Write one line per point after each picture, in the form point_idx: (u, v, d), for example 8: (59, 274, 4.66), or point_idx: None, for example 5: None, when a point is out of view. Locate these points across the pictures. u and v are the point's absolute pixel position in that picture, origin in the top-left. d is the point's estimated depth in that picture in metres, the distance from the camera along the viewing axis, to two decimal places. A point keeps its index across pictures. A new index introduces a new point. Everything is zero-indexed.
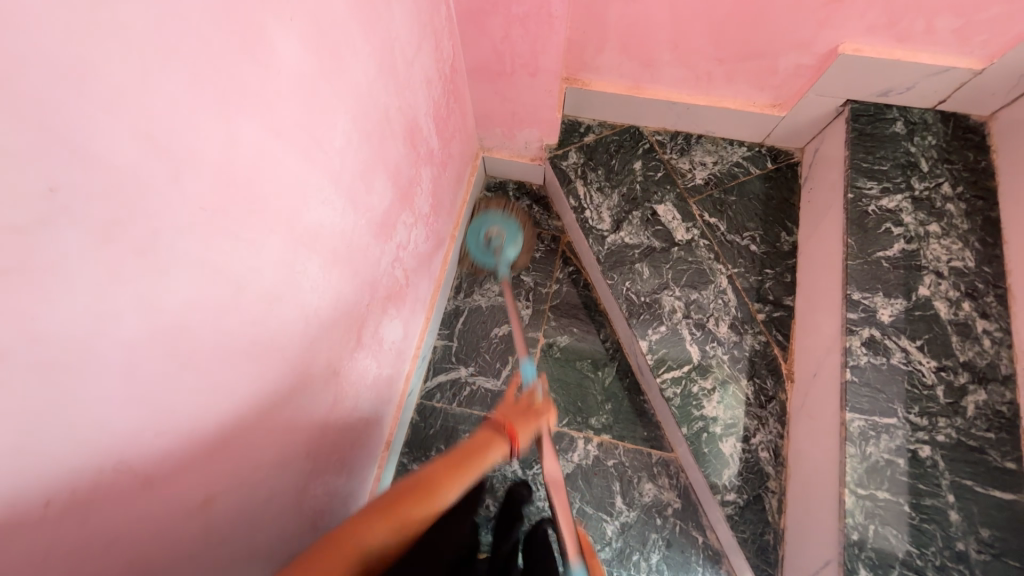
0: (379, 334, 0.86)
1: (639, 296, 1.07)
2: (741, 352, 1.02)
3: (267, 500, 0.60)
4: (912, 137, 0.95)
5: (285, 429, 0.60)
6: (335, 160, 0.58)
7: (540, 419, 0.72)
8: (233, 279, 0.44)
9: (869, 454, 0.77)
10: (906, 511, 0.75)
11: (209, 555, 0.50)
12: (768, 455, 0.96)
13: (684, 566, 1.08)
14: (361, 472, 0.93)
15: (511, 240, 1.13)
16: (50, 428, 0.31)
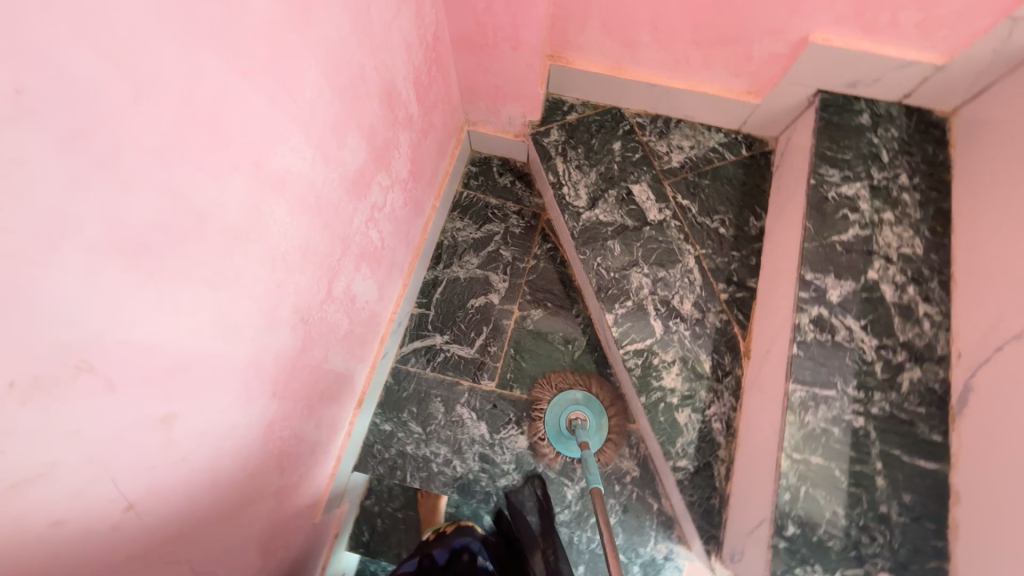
0: (351, 291, 0.89)
1: (609, 272, 1.11)
2: (702, 328, 1.07)
3: (233, 432, 0.64)
4: (877, 128, 0.99)
5: (250, 364, 0.63)
6: (305, 111, 0.60)
7: None
8: (197, 209, 0.47)
9: (806, 422, 0.82)
10: (837, 476, 0.80)
11: (171, 469, 0.54)
12: (720, 426, 1.01)
13: (638, 529, 1.14)
14: (330, 424, 0.97)
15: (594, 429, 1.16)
16: (11, 319, 0.34)
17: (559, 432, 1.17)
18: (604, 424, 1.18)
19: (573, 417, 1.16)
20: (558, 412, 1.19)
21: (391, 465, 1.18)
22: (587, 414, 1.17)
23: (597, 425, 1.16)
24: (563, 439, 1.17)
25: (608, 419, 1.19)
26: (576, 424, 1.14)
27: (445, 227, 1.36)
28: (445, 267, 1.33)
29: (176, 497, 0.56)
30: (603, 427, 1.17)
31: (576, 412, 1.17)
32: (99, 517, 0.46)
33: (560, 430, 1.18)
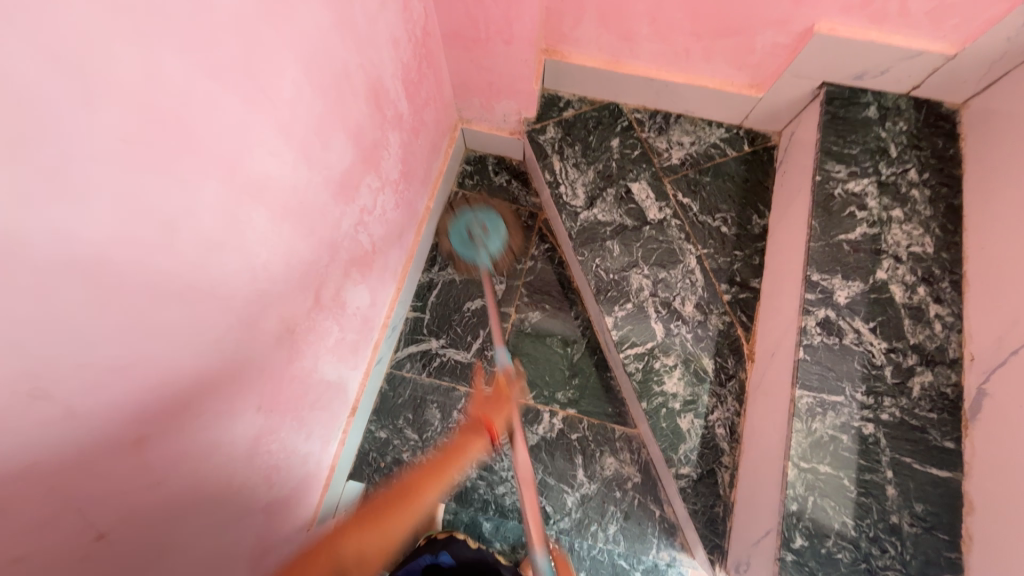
0: (341, 298, 0.86)
1: (608, 273, 1.08)
2: (704, 331, 1.04)
3: (214, 450, 0.61)
4: (884, 122, 0.95)
5: (231, 380, 0.61)
6: (284, 112, 0.57)
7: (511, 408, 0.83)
8: (166, 219, 0.44)
9: (814, 430, 0.80)
10: (846, 485, 0.77)
11: (146, 493, 0.51)
12: (724, 432, 0.98)
13: (640, 537, 1.11)
14: (321, 434, 0.94)
15: (494, 233, 1.15)
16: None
17: (461, 239, 1.13)
18: (504, 231, 1.17)
19: (473, 226, 1.13)
20: (458, 223, 1.15)
21: (387, 473, 1.16)
22: (485, 222, 1.15)
23: (495, 232, 1.14)
24: (464, 247, 1.14)
25: (502, 223, 1.17)
26: (476, 234, 1.12)
27: (439, 228, 1.33)
28: (440, 269, 1.30)
29: (152, 522, 0.53)
30: (502, 230, 1.16)
31: (473, 220, 1.13)
32: (65, 550, 0.43)
33: (462, 241, 1.15)
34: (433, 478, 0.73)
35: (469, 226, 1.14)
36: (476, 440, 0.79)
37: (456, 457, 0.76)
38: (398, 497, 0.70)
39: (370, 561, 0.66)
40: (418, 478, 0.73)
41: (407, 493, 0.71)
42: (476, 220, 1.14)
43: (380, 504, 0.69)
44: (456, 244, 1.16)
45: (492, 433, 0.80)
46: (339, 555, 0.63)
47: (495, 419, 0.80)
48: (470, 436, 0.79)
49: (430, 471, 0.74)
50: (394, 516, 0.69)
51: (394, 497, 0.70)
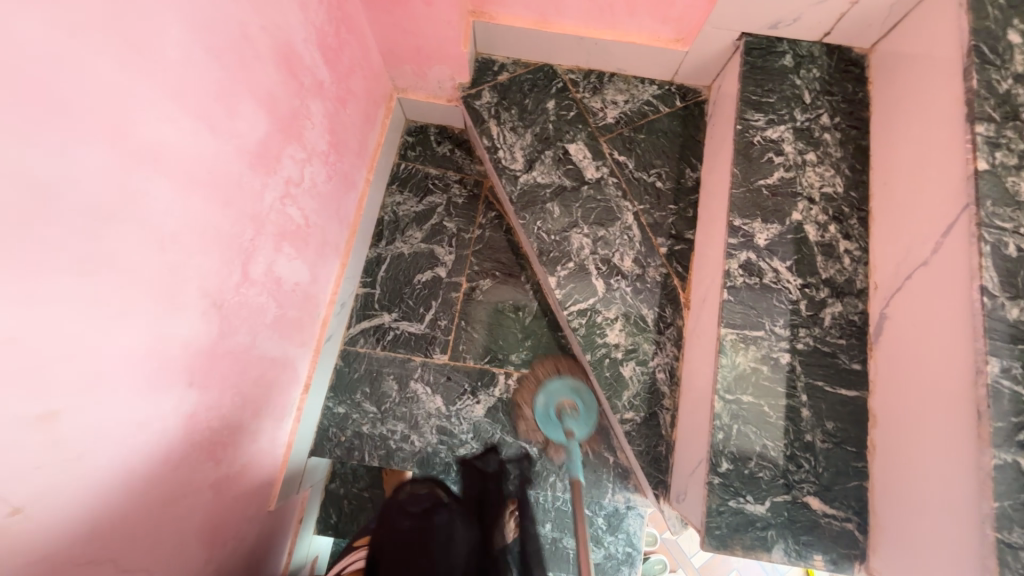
0: (275, 273, 0.85)
1: (550, 234, 1.10)
2: (643, 284, 1.08)
3: (139, 427, 0.61)
4: (799, 70, 0.99)
5: (150, 355, 0.60)
6: (172, 74, 0.55)
7: None
8: (41, 187, 0.43)
9: (737, 363, 0.85)
10: (766, 411, 0.83)
11: (67, 467, 0.51)
12: (664, 377, 1.04)
13: (597, 483, 1.19)
14: (270, 410, 0.94)
15: (582, 423, 1.07)
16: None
17: (545, 415, 1.10)
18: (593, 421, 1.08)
19: (562, 406, 1.08)
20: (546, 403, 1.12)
21: (348, 446, 1.18)
22: (577, 402, 1.09)
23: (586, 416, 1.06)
24: (549, 422, 1.09)
25: (592, 395, 1.11)
26: (565, 413, 1.07)
27: (385, 202, 1.31)
28: (388, 244, 1.29)
29: (77, 498, 0.53)
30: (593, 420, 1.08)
31: (566, 401, 1.09)
32: None
33: (548, 416, 1.11)
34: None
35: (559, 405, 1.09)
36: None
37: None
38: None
39: None
40: None
41: None
42: (568, 396, 1.09)
43: None
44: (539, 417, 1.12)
45: None
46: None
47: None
48: None
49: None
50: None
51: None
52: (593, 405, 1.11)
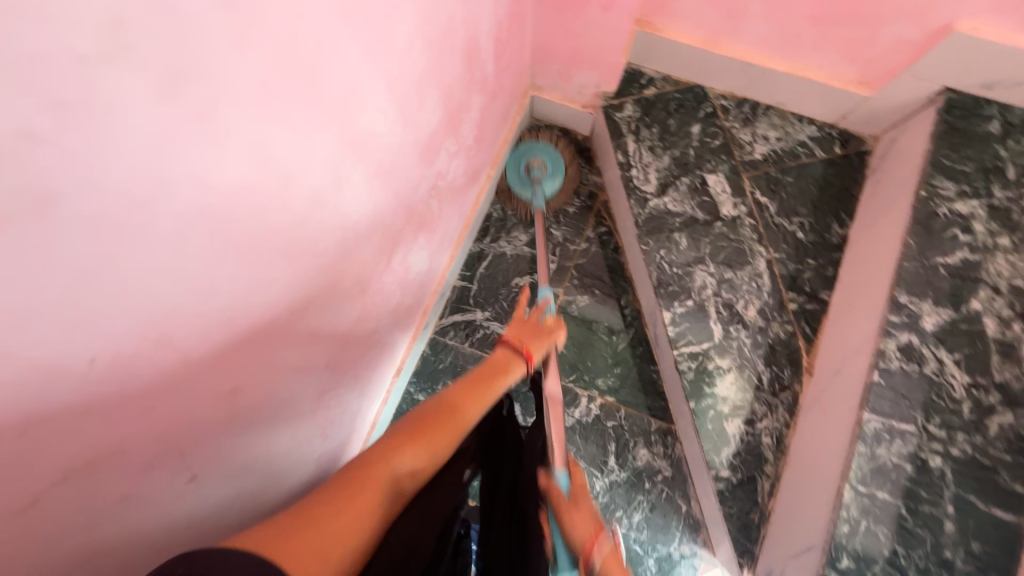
0: (407, 262, 0.85)
1: (672, 266, 1.05)
2: (764, 338, 1.00)
3: (286, 403, 0.61)
4: (1006, 140, 0.87)
5: (311, 337, 0.60)
6: (394, 63, 0.54)
7: (548, 338, 0.80)
8: (284, 172, 0.42)
9: (877, 455, 0.77)
10: (901, 514, 0.76)
11: (233, 438, 0.52)
12: (770, 442, 0.97)
13: (664, 529, 1.13)
14: (371, 391, 0.96)
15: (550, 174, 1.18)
16: (88, 293, 0.29)
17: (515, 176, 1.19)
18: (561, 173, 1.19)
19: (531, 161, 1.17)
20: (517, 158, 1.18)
21: None
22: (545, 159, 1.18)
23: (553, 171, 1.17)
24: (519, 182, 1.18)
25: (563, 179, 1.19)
26: (533, 172, 1.17)
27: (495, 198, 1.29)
28: (492, 241, 1.27)
29: (234, 466, 0.54)
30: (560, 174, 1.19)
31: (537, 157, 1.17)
32: (166, 486, 0.44)
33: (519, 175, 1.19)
34: (475, 392, 0.65)
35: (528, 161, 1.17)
36: (511, 358, 0.73)
37: (498, 376, 0.69)
38: (446, 411, 0.59)
39: (427, 475, 0.54)
40: (456, 392, 0.63)
41: (448, 405, 0.60)
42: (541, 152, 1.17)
43: (436, 416, 0.58)
44: (513, 183, 1.20)
45: (530, 358, 0.75)
46: (398, 470, 0.51)
47: (531, 346, 0.76)
48: (505, 354, 0.74)
49: (470, 387, 0.65)
50: (447, 429, 0.58)
51: (436, 413, 0.59)
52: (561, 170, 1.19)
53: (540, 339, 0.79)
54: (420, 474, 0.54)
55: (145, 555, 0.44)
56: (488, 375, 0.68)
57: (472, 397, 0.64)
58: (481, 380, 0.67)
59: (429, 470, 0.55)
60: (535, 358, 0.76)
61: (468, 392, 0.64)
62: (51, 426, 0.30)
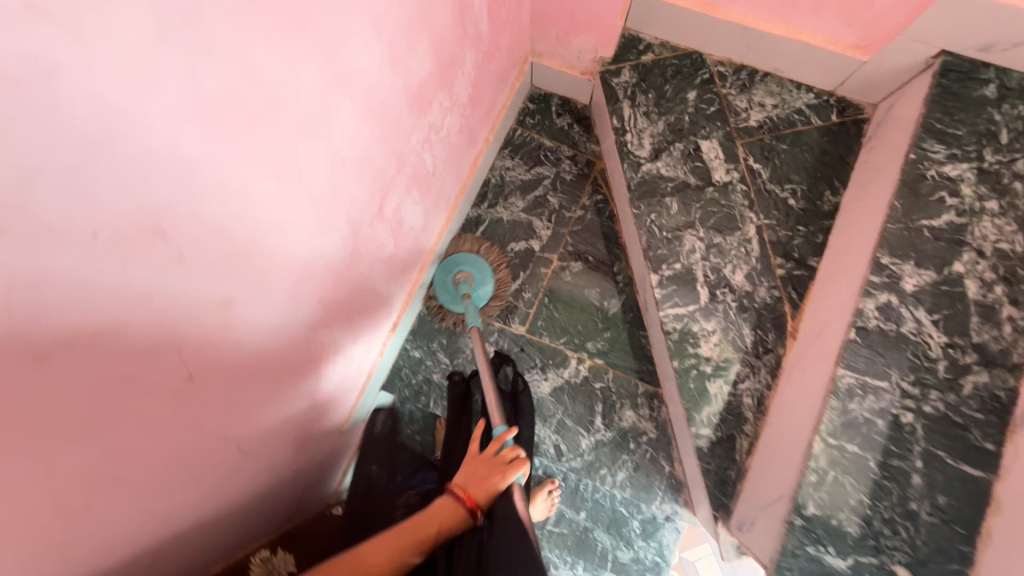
0: (400, 212, 0.88)
1: (662, 230, 1.07)
2: (750, 302, 1.02)
3: (279, 328, 0.66)
4: (1002, 104, 0.86)
5: (301, 267, 0.64)
6: (380, 4, 0.57)
7: (498, 475, 0.76)
8: (270, 91, 0.46)
9: (850, 410, 0.79)
10: (871, 467, 0.77)
11: (226, 350, 0.56)
12: (751, 402, 0.99)
13: (646, 487, 1.17)
14: (364, 339, 1.01)
15: (479, 282, 1.19)
16: (91, 170, 0.32)
17: (445, 290, 1.18)
18: (489, 278, 1.20)
19: (457, 276, 1.18)
20: (442, 290, 1.19)
21: (417, 389, 1.24)
22: (470, 271, 1.19)
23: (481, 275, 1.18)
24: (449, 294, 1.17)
25: (493, 282, 1.20)
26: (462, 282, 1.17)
27: (494, 164, 1.31)
28: (489, 206, 1.30)
29: (227, 377, 0.59)
30: (488, 283, 1.19)
31: (461, 273, 1.18)
32: (164, 379, 0.48)
33: (448, 290, 1.18)
34: (391, 541, 0.73)
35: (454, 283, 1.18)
36: (452, 506, 0.75)
37: (424, 522, 0.74)
38: (347, 563, 0.70)
39: None
40: (373, 543, 0.73)
41: (353, 559, 0.71)
42: (465, 263, 1.19)
43: (337, 564, 0.70)
44: (445, 300, 1.18)
45: (472, 505, 0.74)
46: None
47: (472, 487, 0.76)
48: (450, 501, 0.76)
49: (393, 532, 0.74)
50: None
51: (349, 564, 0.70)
52: (488, 286, 1.19)
53: (484, 483, 0.76)
54: None
55: (140, 438, 0.49)
56: (413, 524, 0.74)
57: (385, 544, 0.72)
58: (407, 526, 0.74)
59: None
60: (475, 501, 0.75)
61: (394, 540, 0.73)
62: (60, 287, 0.34)
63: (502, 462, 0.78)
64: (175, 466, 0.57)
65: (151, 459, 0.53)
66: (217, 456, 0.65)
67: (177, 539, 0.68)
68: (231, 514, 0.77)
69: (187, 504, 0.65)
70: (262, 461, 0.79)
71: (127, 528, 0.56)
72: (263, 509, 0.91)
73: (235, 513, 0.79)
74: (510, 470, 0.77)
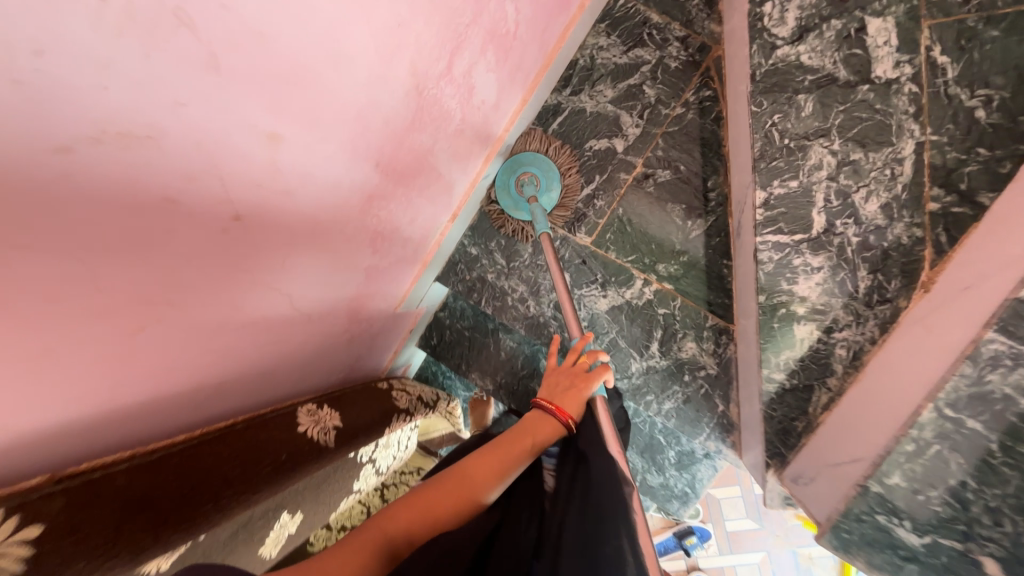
0: (471, 78, 0.77)
1: (783, 137, 0.86)
2: (877, 240, 0.82)
3: (333, 186, 0.61)
4: None
5: (355, 117, 0.57)
6: None
7: (587, 385, 0.84)
8: None
9: (986, 380, 0.62)
10: (988, 449, 0.61)
11: (274, 196, 0.53)
12: (844, 354, 0.85)
13: (693, 422, 1.11)
14: (422, 222, 0.96)
15: (545, 185, 1.11)
16: None
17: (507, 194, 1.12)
18: (556, 180, 1.11)
19: (520, 178, 1.11)
20: (504, 194, 1.13)
21: (470, 286, 1.21)
22: (534, 174, 1.11)
23: (547, 179, 1.11)
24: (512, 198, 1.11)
25: (560, 189, 1.12)
26: (528, 185, 1.10)
27: (585, 42, 1.10)
28: (572, 93, 1.12)
29: (277, 228, 0.56)
30: (555, 186, 1.12)
31: (525, 175, 1.11)
32: (208, 212, 0.45)
33: (510, 195, 1.12)
34: (488, 460, 0.71)
35: (517, 185, 1.11)
36: (547, 420, 0.80)
37: (517, 439, 0.75)
38: (455, 482, 0.67)
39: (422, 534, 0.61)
40: (472, 462, 0.70)
41: (459, 476, 0.68)
42: (531, 166, 1.11)
43: (445, 483, 0.67)
44: (506, 205, 1.13)
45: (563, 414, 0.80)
46: (393, 536, 0.58)
47: (562, 400, 0.82)
48: (539, 418, 0.80)
49: (487, 453, 0.72)
50: (451, 500, 0.65)
51: (458, 481, 0.67)
52: (555, 189, 1.12)
53: (573, 390, 0.83)
54: (413, 543, 0.59)
55: (191, 271, 0.48)
56: (508, 441, 0.74)
57: (483, 465, 0.70)
58: (501, 445, 0.74)
59: (424, 533, 0.61)
60: (568, 412, 0.81)
61: (489, 460, 0.71)
62: (70, 63, 0.28)
63: (585, 372, 0.87)
64: (234, 310, 0.57)
65: (208, 296, 0.52)
66: (274, 310, 0.65)
67: (244, 387, 0.70)
68: (293, 372, 0.81)
69: (255, 352, 0.67)
70: (318, 326, 0.80)
71: (199, 366, 0.58)
72: (327, 375, 0.95)
73: (300, 371, 0.83)
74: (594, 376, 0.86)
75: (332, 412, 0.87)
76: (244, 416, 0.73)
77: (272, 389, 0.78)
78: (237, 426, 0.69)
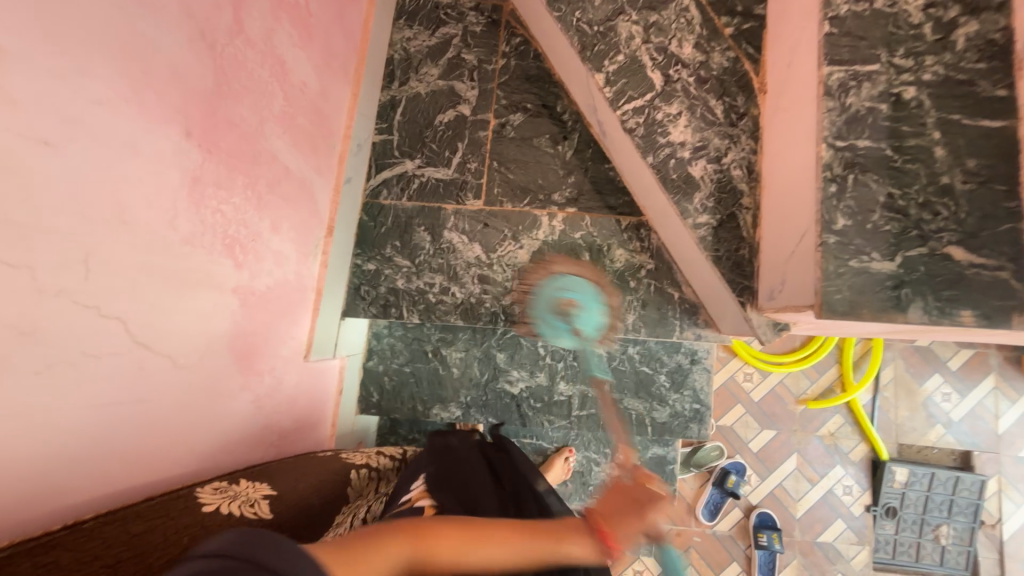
0: (275, 50, 0.72)
1: (592, 26, 0.93)
2: (708, 72, 0.90)
3: (132, 156, 0.49)
4: None
5: (125, 54, 0.47)
6: None
7: (643, 520, 0.67)
8: None
9: (848, 105, 0.69)
10: (888, 156, 0.67)
11: (32, 151, 0.40)
12: (742, 173, 0.88)
13: (661, 323, 1.05)
14: (292, 235, 0.83)
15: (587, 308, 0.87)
16: None
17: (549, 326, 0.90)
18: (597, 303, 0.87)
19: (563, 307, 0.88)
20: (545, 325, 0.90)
21: (384, 304, 1.08)
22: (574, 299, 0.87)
23: (586, 305, 0.86)
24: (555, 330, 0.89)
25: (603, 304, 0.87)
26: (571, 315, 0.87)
27: (392, 39, 1.15)
28: (401, 85, 1.13)
29: (58, 204, 0.42)
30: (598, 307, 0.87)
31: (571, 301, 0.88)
32: None
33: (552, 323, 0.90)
34: (513, 531, 0.61)
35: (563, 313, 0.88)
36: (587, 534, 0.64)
37: (556, 535, 0.63)
38: (467, 531, 0.59)
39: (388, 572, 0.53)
40: (503, 525, 0.61)
41: (472, 530, 0.60)
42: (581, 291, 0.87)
43: (456, 527, 0.59)
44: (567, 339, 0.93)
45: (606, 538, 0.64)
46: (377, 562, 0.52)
47: (615, 525, 0.65)
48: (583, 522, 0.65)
49: (515, 526, 0.62)
50: (456, 537, 0.58)
51: (466, 531, 0.59)
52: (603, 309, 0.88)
53: (632, 522, 0.66)
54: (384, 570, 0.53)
55: None
56: (546, 529, 0.63)
57: (512, 532, 0.61)
58: (535, 531, 0.62)
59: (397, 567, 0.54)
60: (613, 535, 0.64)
61: (515, 531, 0.61)
62: None
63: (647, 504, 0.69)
64: (21, 335, 0.41)
65: None
66: (100, 340, 0.48)
67: (93, 475, 0.49)
68: (175, 450, 0.59)
69: (92, 411, 0.48)
70: (194, 373, 0.61)
71: None
72: (239, 455, 0.73)
73: (189, 448, 0.62)
74: (651, 511, 0.68)
75: (258, 484, 0.67)
76: (96, 512, 0.50)
77: (154, 478, 0.57)
78: (85, 524, 0.48)
